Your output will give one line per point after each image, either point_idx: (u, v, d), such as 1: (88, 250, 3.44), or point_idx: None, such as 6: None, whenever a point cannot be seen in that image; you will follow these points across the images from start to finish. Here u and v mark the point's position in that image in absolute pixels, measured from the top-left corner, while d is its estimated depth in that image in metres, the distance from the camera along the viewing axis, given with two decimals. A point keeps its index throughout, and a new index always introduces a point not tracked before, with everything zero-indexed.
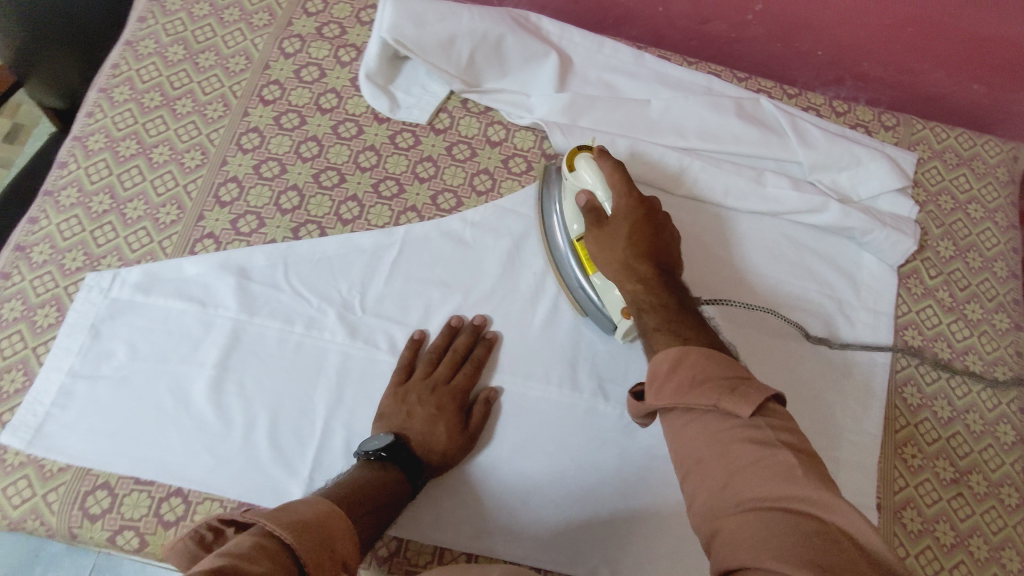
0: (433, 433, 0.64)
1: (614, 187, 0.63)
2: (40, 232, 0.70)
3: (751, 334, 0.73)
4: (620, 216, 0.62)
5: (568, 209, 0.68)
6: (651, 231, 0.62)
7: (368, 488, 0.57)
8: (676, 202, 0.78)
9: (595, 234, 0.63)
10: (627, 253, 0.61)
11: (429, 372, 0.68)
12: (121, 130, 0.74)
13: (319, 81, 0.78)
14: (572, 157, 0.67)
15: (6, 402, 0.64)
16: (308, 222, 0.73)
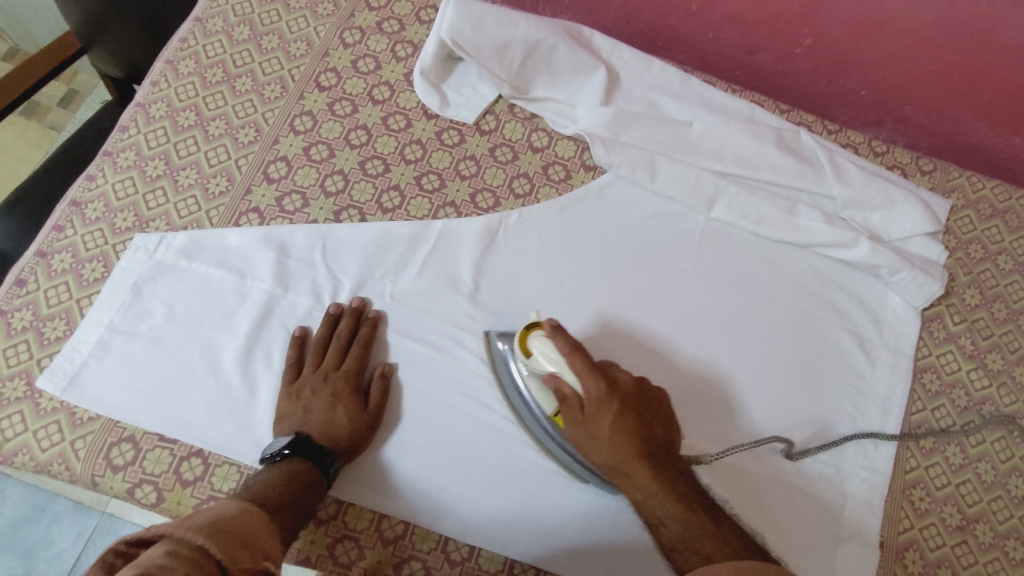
0: (334, 418, 0.64)
1: (584, 376, 0.59)
2: (96, 190, 0.73)
3: (739, 489, 0.69)
4: (597, 414, 0.59)
5: (536, 391, 0.64)
6: (632, 421, 0.59)
7: (278, 484, 0.58)
8: (649, 347, 0.73)
9: (578, 430, 0.60)
10: (614, 457, 0.58)
11: (319, 363, 0.67)
12: (182, 101, 0.77)
13: (374, 72, 0.81)
14: (524, 340, 0.63)
15: (47, 348, 0.66)
16: (350, 207, 0.75)
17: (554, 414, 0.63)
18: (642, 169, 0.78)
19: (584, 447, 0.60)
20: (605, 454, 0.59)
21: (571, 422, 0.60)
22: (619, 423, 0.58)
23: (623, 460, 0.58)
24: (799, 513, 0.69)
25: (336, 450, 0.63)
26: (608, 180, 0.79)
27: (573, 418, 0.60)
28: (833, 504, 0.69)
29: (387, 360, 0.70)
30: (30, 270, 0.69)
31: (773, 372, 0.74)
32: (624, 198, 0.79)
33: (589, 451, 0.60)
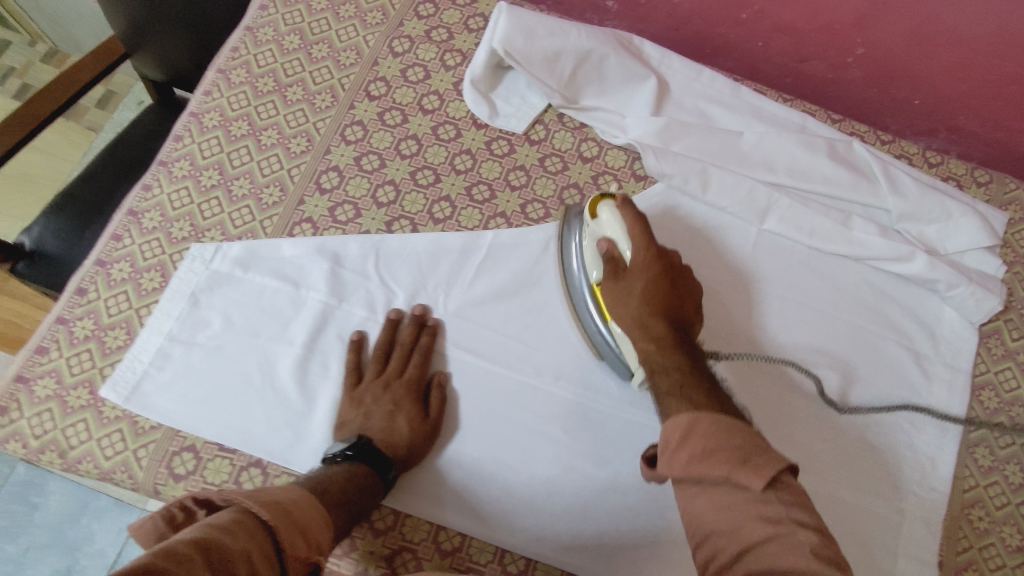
0: (394, 427, 0.65)
1: (636, 238, 0.64)
2: (152, 199, 0.73)
3: (767, 408, 0.72)
4: (636, 271, 0.63)
5: (590, 256, 0.68)
6: (667, 288, 0.63)
7: (338, 482, 0.58)
8: (703, 255, 0.77)
9: (613, 287, 0.65)
10: (642, 312, 0.62)
11: (381, 369, 0.69)
12: (235, 110, 0.77)
13: (423, 82, 0.81)
14: (596, 204, 0.69)
15: (108, 357, 0.67)
16: (402, 218, 0.75)
17: (597, 282, 0.68)
18: (693, 180, 0.77)
19: (612, 306, 0.65)
20: (633, 307, 0.63)
21: (609, 278, 0.65)
22: (658, 287, 0.63)
23: (646, 318, 0.62)
24: (838, 481, 0.70)
25: (396, 460, 0.64)
26: (659, 191, 0.79)
27: (612, 275, 0.65)
28: (880, 509, 0.69)
29: (443, 369, 0.71)
30: (90, 280, 0.70)
31: (813, 314, 0.76)
32: (675, 210, 0.78)
33: (619, 306, 0.64)
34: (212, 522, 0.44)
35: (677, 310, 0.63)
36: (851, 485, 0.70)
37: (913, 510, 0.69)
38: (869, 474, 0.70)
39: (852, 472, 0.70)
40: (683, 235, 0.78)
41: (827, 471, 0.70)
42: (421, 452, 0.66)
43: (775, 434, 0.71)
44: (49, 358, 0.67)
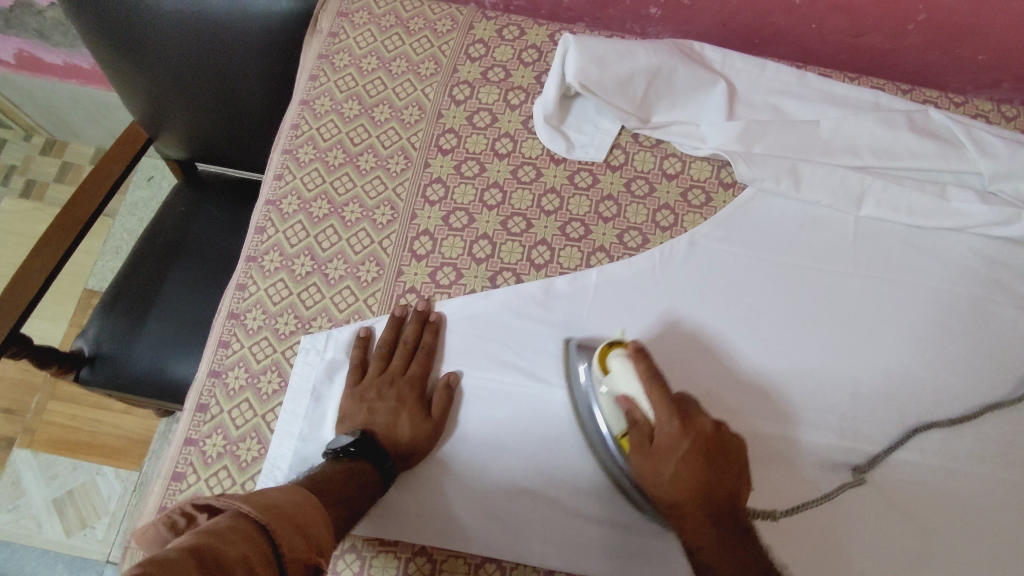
0: (396, 425, 0.65)
1: (659, 410, 0.59)
2: (250, 297, 0.72)
3: (801, 532, 0.66)
4: (668, 454, 0.59)
5: (610, 413, 0.63)
6: (703, 467, 0.58)
7: (339, 477, 0.57)
8: (703, 375, 0.70)
9: (642, 462, 0.60)
10: (676, 481, 0.58)
11: (384, 367, 0.68)
12: (312, 190, 0.76)
13: (492, 126, 0.79)
14: (605, 357, 0.63)
15: (247, 471, 0.66)
16: (503, 270, 0.73)
17: (622, 435, 0.62)
18: (785, 179, 0.76)
19: (642, 476, 0.61)
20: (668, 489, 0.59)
21: (638, 451, 0.60)
22: (692, 469, 0.58)
23: (686, 497, 0.59)
24: (894, 535, 0.66)
25: (396, 455, 0.64)
26: (750, 196, 0.77)
27: (639, 447, 0.60)
28: (953, 538, 0.66)
29: (448, 368, 0.70)
30: (208, 393, 0.68)
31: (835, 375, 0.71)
32: (772, 211, 0.77)
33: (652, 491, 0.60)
34: (208, 529, 0.42)
35: (712, 480, 0.59)
36: (998, 493, 0.68)
37: (989, 529, 0.67)
38: (934, 505, 0.67)
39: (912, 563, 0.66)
40: (683, 350, 0.71)
41: (888, 512, 0.67)
42: (425, 444, 0.65)
43: (815, 569, 0.65)
44: (187, 483, 0.65)
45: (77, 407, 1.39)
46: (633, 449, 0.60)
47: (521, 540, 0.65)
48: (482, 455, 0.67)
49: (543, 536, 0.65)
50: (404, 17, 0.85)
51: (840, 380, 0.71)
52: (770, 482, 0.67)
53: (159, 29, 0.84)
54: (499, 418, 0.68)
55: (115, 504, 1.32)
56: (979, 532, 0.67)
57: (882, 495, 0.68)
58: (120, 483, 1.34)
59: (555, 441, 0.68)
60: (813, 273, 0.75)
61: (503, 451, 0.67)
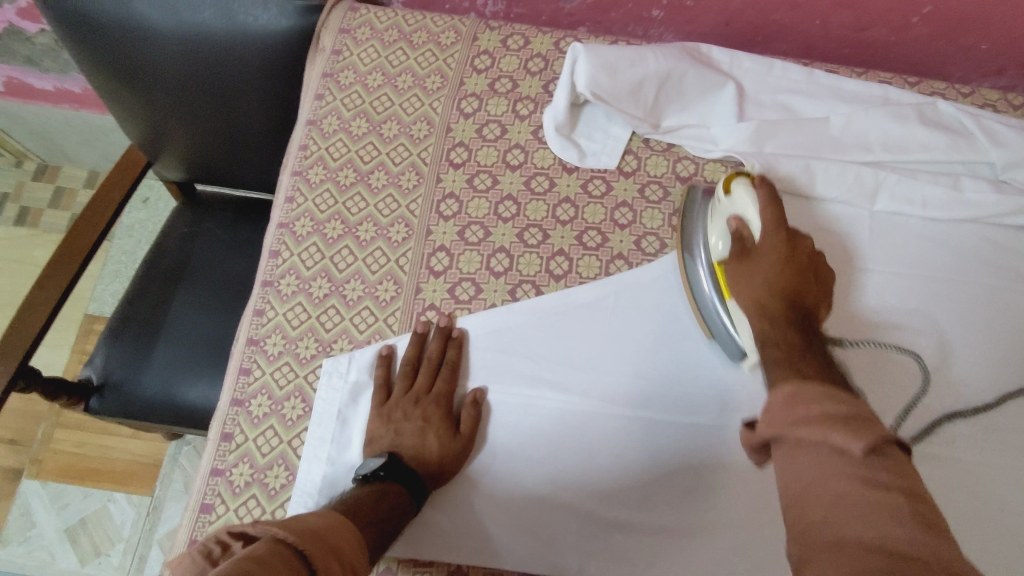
0: (425, 444, 0.64)
1: (768, 219, 0.62)
2: (269, 323, 0.71)
3: (871, 361, 0.71)
4: (764, 252, 0.62)
5: (716, 230, 0.66)
6: (798, 276, 0.61)
7: (369, 502, 0.57)
8: (810, 216, 0.76)
9: (738, 264, 0.63)
10: (761, 291, 0.60)
11: (410, 384, 0.68)
12: (324, 212, 0.75)
13: (502, 138, 0.79)
14: (729, 180, 0.67)
15: (276, 499, 0.65)
16: (523, 283, 0.73)
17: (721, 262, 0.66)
18: (801, 177, 0.76)
19: (732, 281, 0.63)
20: (755, 286, 0.61)
21: (737, 256, 0.63)
22: (782, 247, 0.62)
23: (772, 296, 0.60)
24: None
25: (425, 475, 0.63)
26: None
27: (739, 253, 0.63)
28: (983, 526, 0.67)
29: (474, 384, 0.69)
30: (232, 422, 0.67)
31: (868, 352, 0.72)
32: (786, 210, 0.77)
33: (734, 287, 0.63)
34: (247, 555, 0.42)
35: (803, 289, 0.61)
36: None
37: (1019, 516, 0.67)
38: (964, 495, 0.68)
39: None
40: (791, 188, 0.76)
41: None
42: (453, 462, 0.65)
43: (874, 390, 0.70)
44: (216, 515, 0.64)
45: (84, 434, 1.37)
46: (731, 254, 0.64)
47: (558, 553, 0.65)
48: (513, 470, 0.67)
49: (580, 547, 0.65)
50: (407, 31, 0.85)
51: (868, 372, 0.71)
52: (845, 315, 0.73)
53: (153, 52, 0.83)
54: (526, 432, 0.68)
55: (130, 531, 1.30)
56: (1008, 522, 0.67)
57: None
58: (132, 509, 1.32)
59: (586, 452, 0.67)
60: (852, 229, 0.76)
61: (533, 466, 0.67)
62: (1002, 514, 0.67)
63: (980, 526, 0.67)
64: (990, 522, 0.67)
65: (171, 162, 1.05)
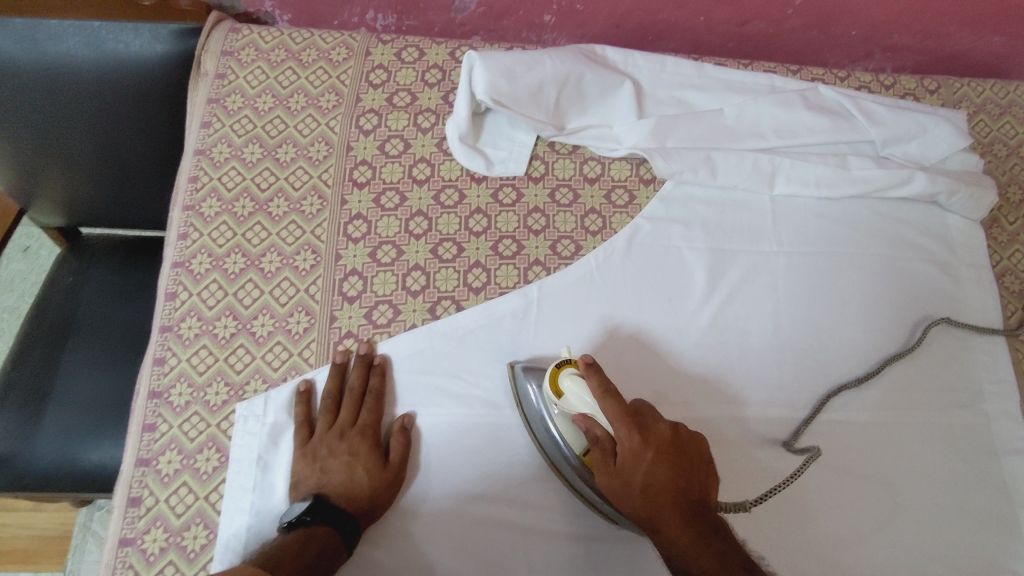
0: (354, 479, 0.61)
1: (613, 415, 0.58)
2: (172, 371, 0.66)
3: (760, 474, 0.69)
4: (632, 477, 0.57)
5: (567, 430, 0.62)
6: (670, 473, 0.57)
7: (295, 551, 0.53)
8: (644, 378, 0.71)
9: (610, 480, 0.58)
10: (650, 511, 0.56)
11: (333, 419, 0.64)
12: (222, 246, 0.71)
13: (406, 152, 0.76)
14: (555, 377, 0.62)
15: (197, 561, 0.60)
16: (442, 299, 0.71)
17: (585, 453, 0.61)
18: (702, 169, 0.78)
19: (616, 499, 0.59)
20: (636, 502, 0.57)
21: (601, 467, 0.58)
22: (649, 451, 0.57)
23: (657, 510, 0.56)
24: (858, 497, 0.70)
25: (357, 512, 0.60)
26: (671, 189, 0.79)
27: (604, 461, 0.59)
28: (903, 490, 0.70)
29: (401, 410, 0.67)
30: (140, 484, 0.62)
31: (774, 355, 0.74)
32: (691, 201, 0.79)
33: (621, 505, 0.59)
34: None
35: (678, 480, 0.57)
36: (935, 442, 0.73)
37: (933, 475, 0.71)
38: (880, 458, 0.71)
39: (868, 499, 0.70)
40: (631, 353, 0.72)
41: (838, 469, 0.70)
42: (386, 493, 0.62)
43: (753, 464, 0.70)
44: None
45: None
46: (596, 466, 0.59)
47: (507, 572, 0.63)
48: (451, 490, 0.65)
49: (529, 565, 0.63)
50: (294, 49, 0.81)
51: (785, 353, 0.74)
52: (740, 467, 0.69)
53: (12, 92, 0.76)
54: (462, 455, 0.66)
55: None
56: (924, 480, 0.71)
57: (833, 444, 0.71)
58: None
59: (525, 465, 0.66)
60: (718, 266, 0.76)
61: (471, 488, 0.65)
62: (918, 467, 0.72)
63: (900, 480, 0.71)
64: (908, 475, 0.71)
65: (46, 212, 0.95)
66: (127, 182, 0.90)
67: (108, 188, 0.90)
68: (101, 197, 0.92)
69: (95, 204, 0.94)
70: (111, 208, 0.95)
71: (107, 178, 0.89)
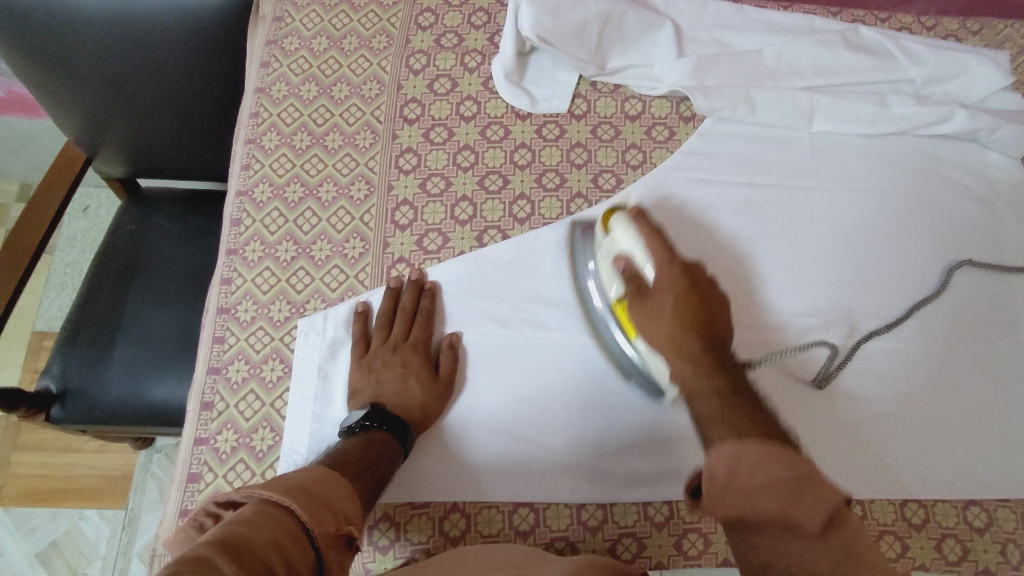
0: (407, 389, 0.65)
1: (655, 248, 0.63)
2: (238, 290, 0.71)
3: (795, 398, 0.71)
4: (663, 290, 0.61)
5: (607, 275, 0.67)
6: (700, 304, 0.60)
7: (354, 452, 0.57)
8: (704, 240, 0.76)
9: (640, 308, 0.62)
10: (674, 330, 0.59)
11: (387, 335, 0.68)
12: (283, 176, 0.75)
13: (453, 91, 0.80)
14: (608, 218, 0.68)
15: (265, 460, 0.65)
16: (488, 228, 0.74)
17: (619, 300, 0.65)
18: (741, 106, 0.80)
19: (643, 328, 0.62)
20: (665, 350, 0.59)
21: (635, 301, 0.62)
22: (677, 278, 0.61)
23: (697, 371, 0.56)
24: (890, 417, 0.72)
25: (408, 420, 0.64)
26: (710, 126, 0.81)
27: (637, 296, 0.62)
28: (934, 410, 0.72)
29: (450, 329, 0.70)
30: (211, 390, 0.67)
31: (811, 284, 0.76)
32: (730, 138, 0.80)
33: (650, 344, 0.61)
34: (234, 519, 0.41)
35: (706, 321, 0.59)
36: (969, 369, 0.74)
37: (965, 399, 0.73)
38: (911, 384, 0.73)
39: (899, 423, 0.72)
40: (675, 220, 0.77)
41: (873, 393, 0.72)
42: (437, 404, 0.66)
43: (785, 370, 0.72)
44: (205, 482, 0.64)
45: (44, 454, 1.31)
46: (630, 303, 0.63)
47: (550, 480, 0.67)
48: (496, 404, 0.68)
49: (571, 472, 0.67)
50: None
51: (821, 283, 0.76)
52: (765, 348, 0.73)
53: (87, 38, 0.80)
54: (507, 371, 0.69)
55: (106, 546, 1.26)
56: (956, 402, 0.73)
57: (866, 372, 0.73)
58: (106, 524, 1.27)
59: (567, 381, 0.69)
60: (758, 199, 0.78)
61: (516, 403, 0.68)
62: (950, 391, 0.73)
63: (934, 404, 0.72)
64: (940, 399, 0.72)
65: (112, 157, 0.99)
66: (190, 127, 0.94)
67: (174, 132, 0.95)
68: (166, 143, 0.97)
69: (158, 150, 0.98)
70: (172, 153, 0.99)
71: (171, 122, 0.93)
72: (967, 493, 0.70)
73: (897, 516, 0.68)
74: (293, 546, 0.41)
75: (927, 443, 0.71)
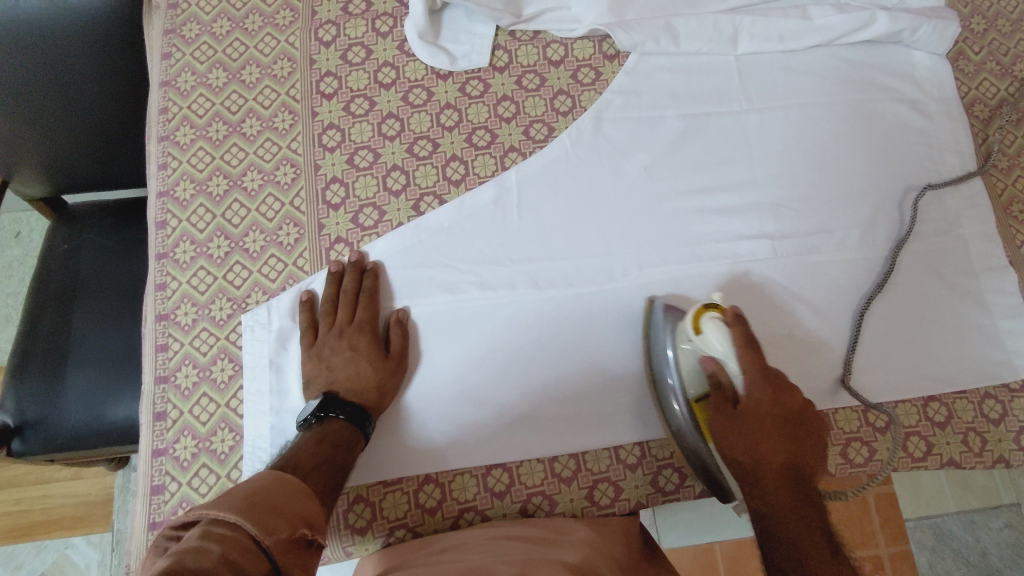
0: (359, 371, 0.63)
1: (746, 365, 0.58)
2: (174, 295, 0.69)
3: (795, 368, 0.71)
4: (751, 416, 0.59)
5: (688, 371, 0.63)
6: (793, 446, 0.58)
7: (310, 446, 0.56)
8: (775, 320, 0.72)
9: (726, 424, 0.60)
10: (759, 460, 0.58)
11: (333, 321, 0.66)
12: (203, 170, 0.73)
13: (368, 59, 0.77)
14: (697, 317, 0.61)
15: (228, 462, 0.64)
16: (424, 195, 0.73)
17: (698, 398, 0.62)
18: (664, 37, 0.78)
19: (726, 442, 0.60)
20: (748, 467, 0.58)
21: (720, 413, 0.60)
22: (773, 420, 0.58)
23: (773, 467, 0.58)
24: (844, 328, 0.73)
25: (366, 403, 0.63)
26: (636, 62, 0.79)
27: (722, 407, 0.60)
28: (878, 314, 0.73)
29: (398, 305, 0.69)
30: (162, 400, 0.65)
31: (758, 208, 0.75)
32: (657, 71, 0.79)
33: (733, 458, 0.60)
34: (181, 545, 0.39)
35: (788, 451, 0.58)
36: (916, 271, 0.75)
37: (916, 300, 0.74)
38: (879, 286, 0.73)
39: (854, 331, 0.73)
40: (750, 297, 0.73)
41: (829, 305, 0.73)
42: (392, 383, 0.64)
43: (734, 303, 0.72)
44: (170, 492, 0.63)
45: (16, 491, 1.27)
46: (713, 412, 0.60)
47: (518, 440, 0.67)
48: (455, 372, 0.68)
49: (540, 428, 0.67)
50: None
51: (765, 205, 0.76)
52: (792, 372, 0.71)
53: None
54: (459, 337, 0.68)
55: (98, 571, 1.24)
56: (900, 306, 0.73)
57: (817, 285, 0.74)
58: (94, 549, 1.25)
59: (523, 338, 0.69)
60: (692, 129, 0.77)
61: (474, 367, 0.68)
62: (900, 294, 0.74)
63: (886, 307, 0.73)
64: (890, 302, 0.73)
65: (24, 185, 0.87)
66: (106, 143, 0.84)
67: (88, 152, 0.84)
68: (83, 163, 0.86)
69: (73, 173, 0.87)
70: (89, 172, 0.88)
71: (85, 142, 0.83)
72: (924, 391, 0.71)
73: (860, 422, 0.71)
74: (248, 561, 0.39)
75: (883, 349, 0.72)
